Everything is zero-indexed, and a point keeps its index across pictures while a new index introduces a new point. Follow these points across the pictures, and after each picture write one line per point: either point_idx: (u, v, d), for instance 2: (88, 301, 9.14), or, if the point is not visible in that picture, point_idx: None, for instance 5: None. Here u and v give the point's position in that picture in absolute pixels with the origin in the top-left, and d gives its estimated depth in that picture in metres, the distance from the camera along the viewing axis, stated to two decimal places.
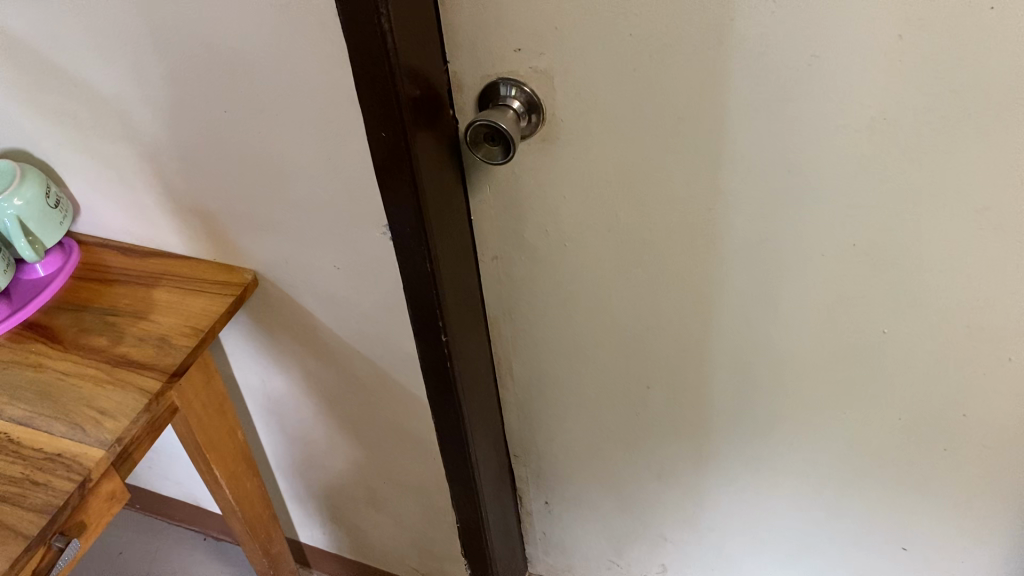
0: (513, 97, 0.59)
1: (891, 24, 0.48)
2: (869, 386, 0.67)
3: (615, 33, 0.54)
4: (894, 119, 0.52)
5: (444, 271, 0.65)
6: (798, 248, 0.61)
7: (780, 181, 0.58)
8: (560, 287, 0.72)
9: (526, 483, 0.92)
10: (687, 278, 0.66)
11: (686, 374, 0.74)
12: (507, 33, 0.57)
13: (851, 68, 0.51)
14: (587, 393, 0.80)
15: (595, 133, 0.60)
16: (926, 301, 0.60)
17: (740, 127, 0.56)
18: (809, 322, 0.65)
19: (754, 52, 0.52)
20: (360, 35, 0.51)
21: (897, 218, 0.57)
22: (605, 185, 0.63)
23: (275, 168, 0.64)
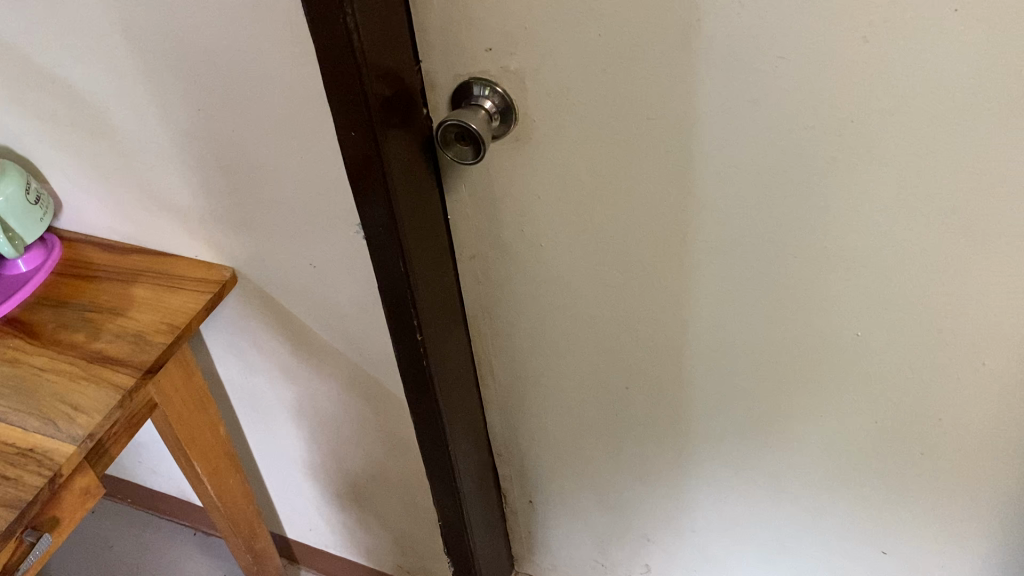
0: (485, 97, 0.59)
1: (856, 27, 0.48)
2: (846, 389, 0.67)
3: (584, 33, 0.54)
4: (862, 122, 0.52)
5: (418, 270, 0.65)
6: (773, 252, 0.61)
7: (751, 183, 0.58)
8: (538, 287, 0.72)
9: (510, 482, 0.93)
10: (664, 278, 0.66)
11: (666, 375, 0.73)
12: (477, 34, 0.57)
13: (818, 71, 0.50)
14: (568, 393, 0.80)
15: (568, 134, 0.60)
16: (899, 306, 0.60)
17: (710, 129, 0.56)
18: (784, 324, 0.65)
19: (720, 54, 0.52)
20: (326, 34, 0.51)
21: (868, 222, 0.56)
22: (579, 186, 0.63)
23: (250, 167, 0.64)
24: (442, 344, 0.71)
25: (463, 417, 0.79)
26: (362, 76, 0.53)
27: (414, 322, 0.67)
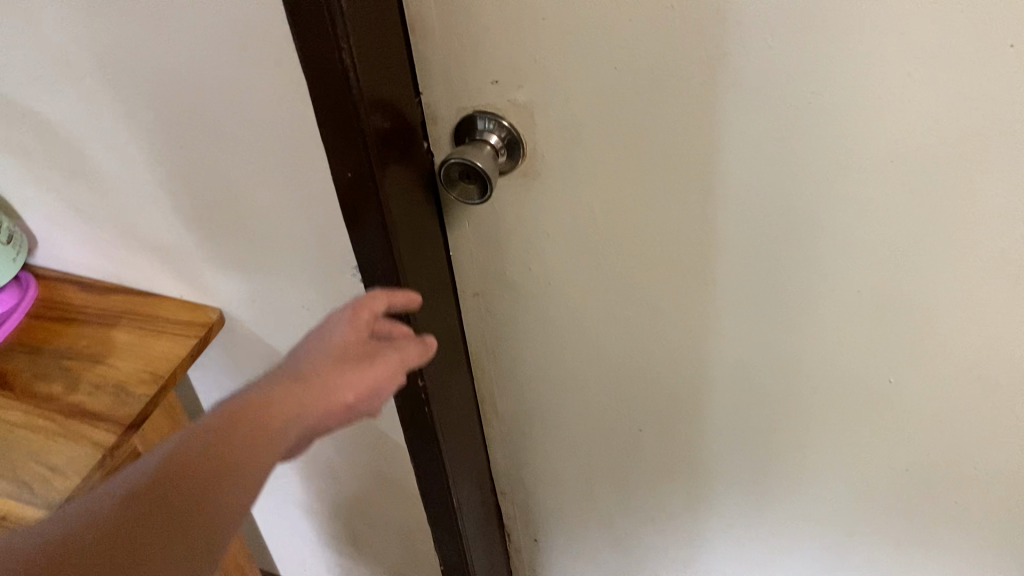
0: (490, 131, 0.55)
1: (900, 61, 0.44)
2: (875, 432, 0.63)
3: (600, 65, 0.50)
4: (903, 162, 0.48)
5: (420, 314, 0.61)
6: (800, 294, 0.57)
7: (779, 223, 0.54)
8: (545, 326, 0.68)
9: (514, 520, 0.89)
10: (681, 319, 0.62)
11: (681, 416, 0.69)
12: (482, 66, 0.53)
13: (855, 109, 0.46)
14: (576, 434, 0.76)
15: (580, 169, 0.56)
16: (936, 350, 0.56)
17: (735, 167, 0.52)
18: (810, 367, 0.61)
19: (748, 90, 0.48)
20: (319, 71, 0.47)
21: (904, 265, 0.53)
22: (591, 224, 0.59)
23: (238, 205, 0.60)
24: (444, 388, 0.67)
25: (465, 459, 0.75)
26: (358, 115, 0.49)
27: (416, 367, 0.63)
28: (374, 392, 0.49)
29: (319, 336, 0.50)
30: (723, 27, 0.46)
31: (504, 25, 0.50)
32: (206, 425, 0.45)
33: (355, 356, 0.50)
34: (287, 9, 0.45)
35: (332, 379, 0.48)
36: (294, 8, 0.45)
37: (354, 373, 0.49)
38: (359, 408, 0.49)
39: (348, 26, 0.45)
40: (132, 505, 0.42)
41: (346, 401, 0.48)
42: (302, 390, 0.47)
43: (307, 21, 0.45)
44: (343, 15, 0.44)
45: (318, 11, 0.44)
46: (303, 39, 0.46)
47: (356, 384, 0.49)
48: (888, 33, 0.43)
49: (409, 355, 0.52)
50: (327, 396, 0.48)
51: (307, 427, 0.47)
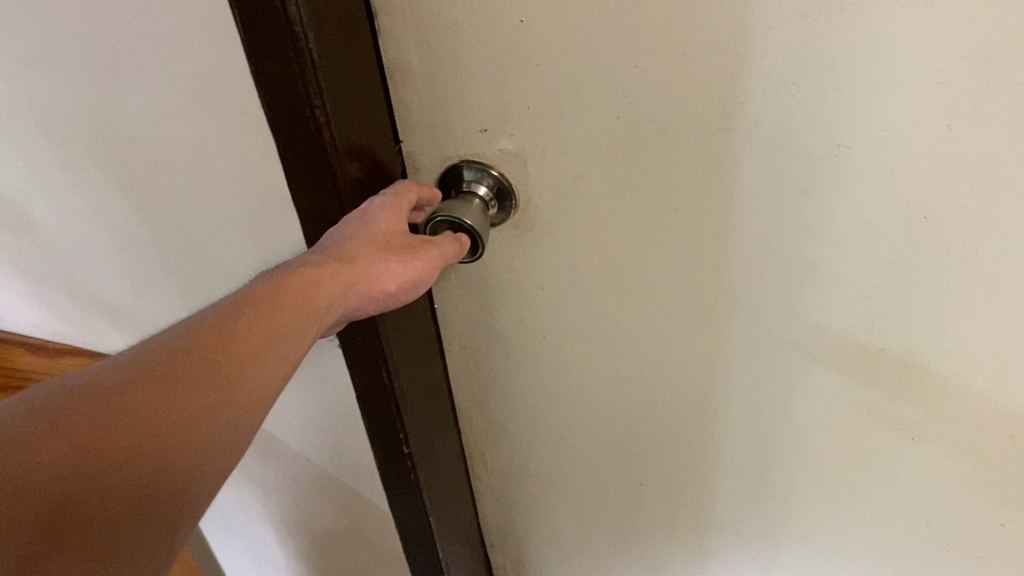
0: (478, 181, 0.50)
1: (938, 112, 0.39)
2: (894, 490, 0.59)
3: (602, 113, 0.45)
4: (938, 219, 0.43)
5: (405, 379, 0.56)
6: (817, 354, 0.52)
7: (797, 281, 0.49)
8: (539, 381, 0.63)
9: (506, 568, 0.84)
10: (687, 376, 0.58)
11: (685, 471, 0.65)
12: (470, 113, 0.48)
13: (885, 162, 0.42)
14: (572, 488, 0.71)
15: (578, 222, 0.51)
16: (965, 412, 0.52)
17: (750, 222, 0.47)
18: (826, 425, 0.57)
19: (767, 141, 0.43)
20: (291, 129, 0.42)
21: (936, 327, 0.48)
22: (590, 278, 0.54)
23: (199, 267, 0.54)
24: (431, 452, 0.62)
25: (453, 519, 0.70)
26: (337, 175, 0.44)
27: (401, 434, 0.59)
28: (414, 282, 0.46)
29: (359, 221, 0.45)
30: (742, 74, 0.41)
31: (494, 69, 0.45)
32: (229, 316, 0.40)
33: (400, 245, 0.45)
34: (254, 63, 0.40)
35: (376, 266, 0.44)
36: (262, 63, 0.39)
37: (397, 260, 0.45)
38: (393, 298, 0.46)
39: (324, 83, 0.39)
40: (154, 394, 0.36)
41: (386, 290, 0.45)
42: (346, 272, 0.43)
43: (277, 76, 0.39)
44: (320, 72, 0.39)
45: (289, 68, 0.39)
46: (271, 95, 0.40)
47: (398, 275, 0.45)
48: (928, 80, 0.39)
49: (452, 252, 0.47)
50: (369, 282, 0.44)
51: (335, 314, 0.44)
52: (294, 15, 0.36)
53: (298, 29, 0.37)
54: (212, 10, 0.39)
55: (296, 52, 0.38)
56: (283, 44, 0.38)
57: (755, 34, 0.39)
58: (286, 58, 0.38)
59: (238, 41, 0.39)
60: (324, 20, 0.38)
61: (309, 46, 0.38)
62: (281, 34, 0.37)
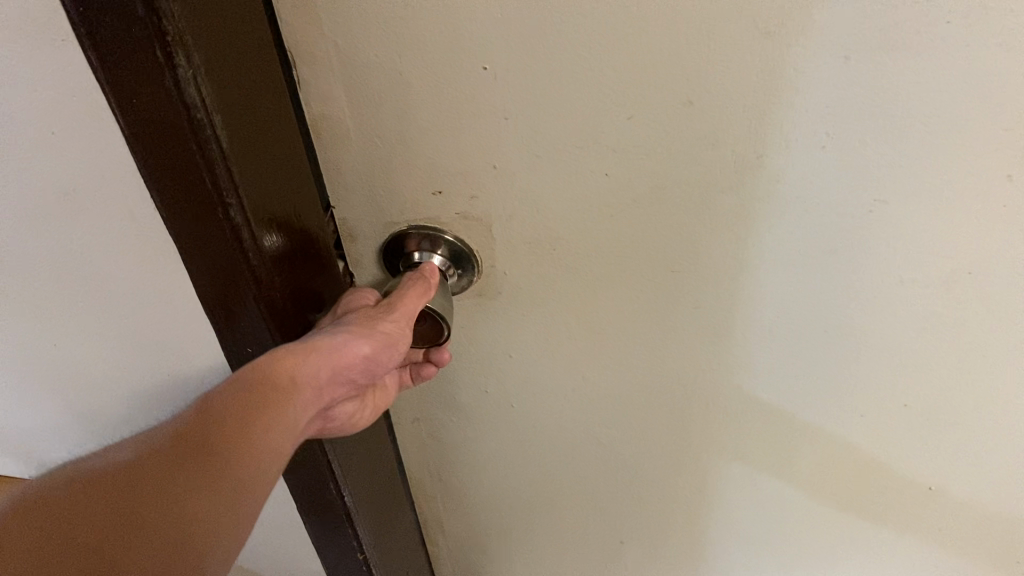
0: (430, 248, 0.42)
1: (999, 162, 0.33)
2: (900, 536, 0.54)
3: (587, 170, 0.37)
4: (984, 276, 0.37)
5: (355, 476, 0.48)
6: (830, 417, 0.46)
7: (814, 346, 0.42)
8: (505, 451, 0.55)
9: None
10: (677, 440, 0.51)
11: (670, 526, 0.59)
12: (419, 174, 0.39)
13: (929, 217, 0.35)
14: (541, 546, 0.64)
15: (553, 287, 0.43)
16: (992, 465, 0.47)
17: (761, 284, 0.40)
18: (833, 482, 0.51)
19: (788, 197, 0.36)
20: (197, 232, 0.33)
21: (969, 385, 0.42)
22: (566, 346, 0.46)
23: (90, 372, 0.44)
24: (381, 539, 0.54)
25: None
26: (261, 281, 0.35)
27: (351, 538, 0.51)
28: (394, 341, 0.38)
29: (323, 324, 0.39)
30: (763, 123, 0.34)
31: (451, 124, 0.36)
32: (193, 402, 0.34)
33: (368, 313, 0.38)
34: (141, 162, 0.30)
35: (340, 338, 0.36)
36: (152, 160, 0.30)
37: (365, 324, 0.37)
38: (378, 365, 0.38)
39: (237, 177, 0.31)
40: (125, 486, 0.32)
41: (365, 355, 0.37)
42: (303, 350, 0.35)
43: (173, 175, 0.30)
44: (231, 163, 0.30)
45: (190, 164, 0.29)
46: (171, 191, 0.31)
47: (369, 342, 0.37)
48: (994, 123, 0.32)
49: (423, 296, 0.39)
50: (339, 354, 0.36)
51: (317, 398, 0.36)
52: (193, 98, 0.27)
53: (200, 113, 0.28)
54: (76, 98, 0.29)
55: (199, 143, 0.29)
56: (181, 135, 0.28)
57: (785, 78, 0.32)
58: (186, 152, 0.29)
59: (117, 136, 0.30)
60: (231, 95, 0.29)
61: (216, 133, 0.29)
62: (177, 124, 0.28)
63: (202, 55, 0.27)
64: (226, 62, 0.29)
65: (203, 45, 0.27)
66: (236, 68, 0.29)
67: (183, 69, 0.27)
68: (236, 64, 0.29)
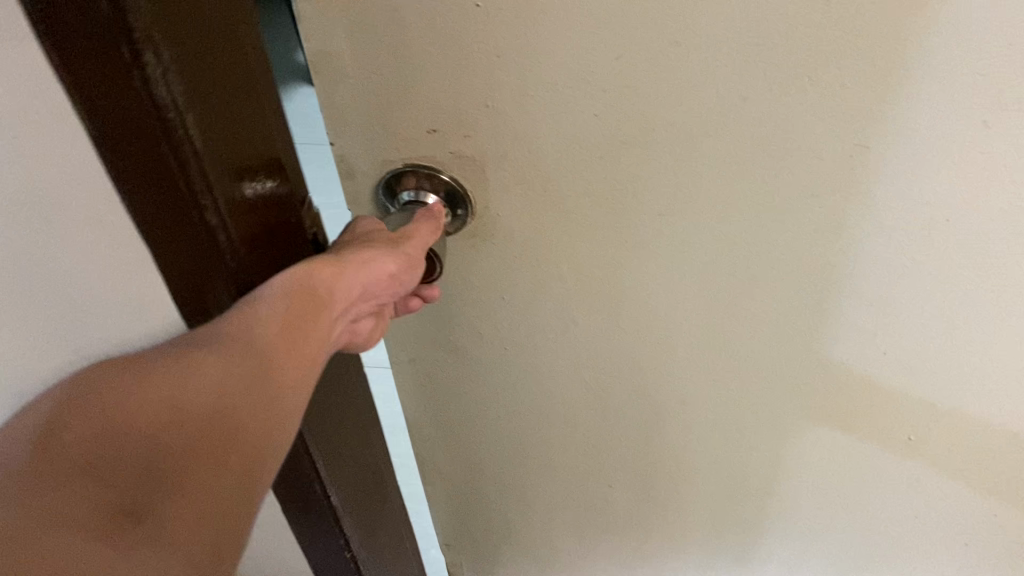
0: (424, 186, 0.43)
1: (973, 109, 0.34)
2: (874, 466, 0.57)
3: (577, 111, 0.38)
4: (957, 219, 0.38)
5: (322, 424, 0.48)
6: (806, 351, 0.48)
7: (793, 285, 0.44)
8: (499, 392, 0.57)
9: (459, 547, 0.81)
10: (664, 376, 0.53)
11: (657, 459, 0.61)
12: (415, 112, 0.40)
13: (905, 161, 0.36)
14: (534, 483, 0.67)
15: (544, 229, 0.44)
16: (960, 395, 0.49)
17: (744, 227, 0.41)
18: (811, 414, 0.53)
19: (770, 141, 0.37)
20: (174, 225, 0.34)
21: (940, 321, 0.44)
22: (558, 287, 0.48)
23: None
24: (350, 488, 0.55)
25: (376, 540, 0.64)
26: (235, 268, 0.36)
27: (336, 526, 0.56)
28: (413, 264, 0.41)
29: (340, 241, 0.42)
30: (746, 67, 0.34)
31: (446, 63, 0.37)
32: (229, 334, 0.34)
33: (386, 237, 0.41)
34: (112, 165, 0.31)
35: (365, 254, 0.39)
36: (125, 162, 0.31)
37: (389, 245, 0.41)
38: (398, 285, 0.42)
39: (209, 172, 0.32)
40: (169, 441, 0.32)
41: (392, 272, 0.40)
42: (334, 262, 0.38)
43: (146, 174, 0.32)
44: (203, 158, 0.31)
45: (166, 158, 0.31)
46: (149, 189, 0.32)
47: (393, 259, 0.40)
48: (969, 66, 0.33)
49: (432, 235, 0.42)
50: (369, 266, 0.39)
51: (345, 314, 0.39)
52: (164, 98, 0.29)
53: (168, 114, 0.29)
54: (39, 99, 0.29)
55: (171, 142, 0.30)
56: (153, 135, 0.30)
57: (764, 19, 0.33)
58: (159, 152, 0.31)
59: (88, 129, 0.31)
60: (207, 92, 0.31)
61: (188, 133, 0.30)
62: (149, 123, 0.30)
63: (172, 54, 0.28)
64: (203, 58, 0.30)
65: (174, 43, 0.28)
66: (213, 65, 0.31)
67: (152, 67, 0.28)
68: (214, 60, 0.31)
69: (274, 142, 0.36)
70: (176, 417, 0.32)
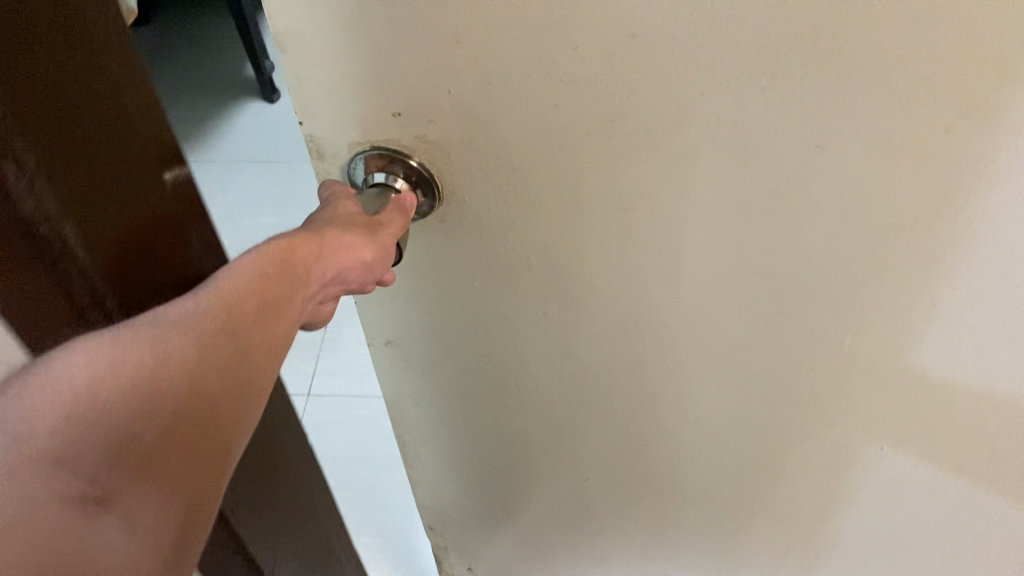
0: (387, 169, 0.43)
1: (917, 69, 0.34)
2: (839, 423, 0.58)
3: (537, 100, 0.38)
4: (904, 177, 0.39)
5: None
6: (769, 318, 0.49)
7: (755, 253, 0.44)
8: (475, 368, 0.57)
9: (444, 534, 0.82)
10: (636, 350, 0.53)
11: (633, 430, 0.62)
12: (378, 97, 0.40)
13: (856, 126, 0.37)
14: (513, 456, 0.67)
15: (510, 216, 0.44)
16: (917, 348, 0.50)
17: (706, 201, 0.41)
18: (775, 379, 0.54)
19: (726, 120, 0.37)
20: (45, 327, 0.34)
21: (895, 278, 0.45)
22: (527, 271, 0.48)
23: None
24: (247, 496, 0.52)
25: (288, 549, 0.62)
26: None
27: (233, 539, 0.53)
28: (387, 254, 0.41)
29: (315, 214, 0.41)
30: (699, 49, 0.34)
31: (406, 48, 0.37)
32: (208, 313, 0.34)
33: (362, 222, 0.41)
34: None
35: (344, 239, 0.39)
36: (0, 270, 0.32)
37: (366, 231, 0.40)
38: (369, 276, 0.41)
39: (85, 266, 0.33)
40: (141, 441, 0.31)
41: (366, 261, 0.40)
42: (313, 243, 0.38)
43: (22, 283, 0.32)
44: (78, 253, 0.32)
45: (44, 249, 0.31)
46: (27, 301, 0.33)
47: (369, 247, 0.40)
48: (958, 40, 0.33)
49: (402, 229, 0.41)
50: (346, 251, 0.39)
51: (313, 296, 0.39)
52: (32, 206, 0.30)
53: (38, 218, 0.30)
54: None
55: (43, 246, 0.31)
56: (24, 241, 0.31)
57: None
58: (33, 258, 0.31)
59: None
60: (82, 193, 0.31)
61: (62, 228, 0.31)
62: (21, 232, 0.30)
63: (36, 161, 0.29)
64: (83, 154, 0.31)
65: (40, 155, 0.29)
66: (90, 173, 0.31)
67: (12, 180, 0.29)
68: (92, 162, 0.31)
69: (164, 236, 0.36)
70: (151, 413, 0.31)
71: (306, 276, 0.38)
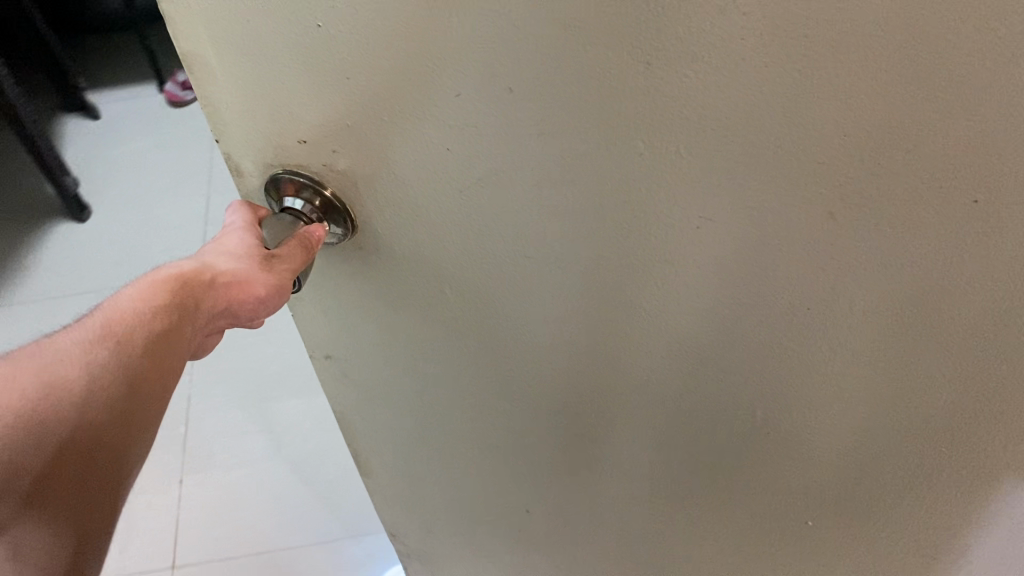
0: (302, 195, 0.42)
1: (816, 141, 0.33)
2: (777, 482, 0.56)
3: (438, 134, 0.37)
4: (813, 248, 0.38)
5: None
6: (692, 367, 0.48)
7: (671, 303, 0.43)
8: (412, 388, 0.57)
9: (399, 539, 0.82)
10: (566, 383, 0.53)
11: (574, 459, 0.61)
12: (286, 124, 0.39)
13: (757, 190, 0.36)
14: (461, 475, 0.67)
15: (425, 246, 0.44)
16: (846, 420, 0.48)
17: (614, 248, 0.41)
18: (708, 428, 0.53)
19: (623, 168, 0.36)
20: None
21: (815, 346, 0.43)
22: (449, 298, 0.48)
23: None
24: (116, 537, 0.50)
25: None
26: None
27: None
28: (283, 290, 0.41)
29: (214, 244, 0.42)
30: (592, 95, 0.34)
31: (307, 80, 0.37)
32: (97, 344, 0.38)
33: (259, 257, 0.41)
34: None
35: (238, 274, 0.40)
36: None
37: (259, 267, 0.41)
38: (265, 309, 0.42)
39: None
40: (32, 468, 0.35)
41: (259, 297, 0.40)
42: (202, 277, 0.40)
43: None
44: None
45: None
46: None
47: (265, 284, 0.40)
48: (854, 110, 0.31)
49: (301, 265, 0.41)
50: (237, 288, 0.40)
51: (204, 327, 0.42)
52: None
53: None
54: None
55: None
56: None
57: (644, 49, 0.31)
58: None
59: None
60: None
61: None
62: None
63: None
64: None
65: None
66: None
67: None
68: None
69: None
70: (36, 444, 0.35)
71: (197, 311, 0.40)
